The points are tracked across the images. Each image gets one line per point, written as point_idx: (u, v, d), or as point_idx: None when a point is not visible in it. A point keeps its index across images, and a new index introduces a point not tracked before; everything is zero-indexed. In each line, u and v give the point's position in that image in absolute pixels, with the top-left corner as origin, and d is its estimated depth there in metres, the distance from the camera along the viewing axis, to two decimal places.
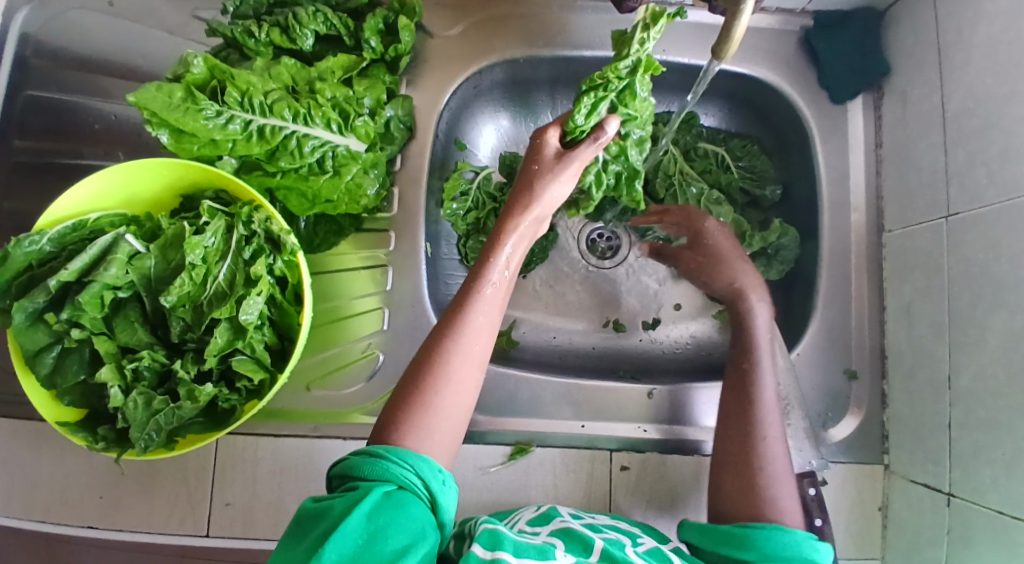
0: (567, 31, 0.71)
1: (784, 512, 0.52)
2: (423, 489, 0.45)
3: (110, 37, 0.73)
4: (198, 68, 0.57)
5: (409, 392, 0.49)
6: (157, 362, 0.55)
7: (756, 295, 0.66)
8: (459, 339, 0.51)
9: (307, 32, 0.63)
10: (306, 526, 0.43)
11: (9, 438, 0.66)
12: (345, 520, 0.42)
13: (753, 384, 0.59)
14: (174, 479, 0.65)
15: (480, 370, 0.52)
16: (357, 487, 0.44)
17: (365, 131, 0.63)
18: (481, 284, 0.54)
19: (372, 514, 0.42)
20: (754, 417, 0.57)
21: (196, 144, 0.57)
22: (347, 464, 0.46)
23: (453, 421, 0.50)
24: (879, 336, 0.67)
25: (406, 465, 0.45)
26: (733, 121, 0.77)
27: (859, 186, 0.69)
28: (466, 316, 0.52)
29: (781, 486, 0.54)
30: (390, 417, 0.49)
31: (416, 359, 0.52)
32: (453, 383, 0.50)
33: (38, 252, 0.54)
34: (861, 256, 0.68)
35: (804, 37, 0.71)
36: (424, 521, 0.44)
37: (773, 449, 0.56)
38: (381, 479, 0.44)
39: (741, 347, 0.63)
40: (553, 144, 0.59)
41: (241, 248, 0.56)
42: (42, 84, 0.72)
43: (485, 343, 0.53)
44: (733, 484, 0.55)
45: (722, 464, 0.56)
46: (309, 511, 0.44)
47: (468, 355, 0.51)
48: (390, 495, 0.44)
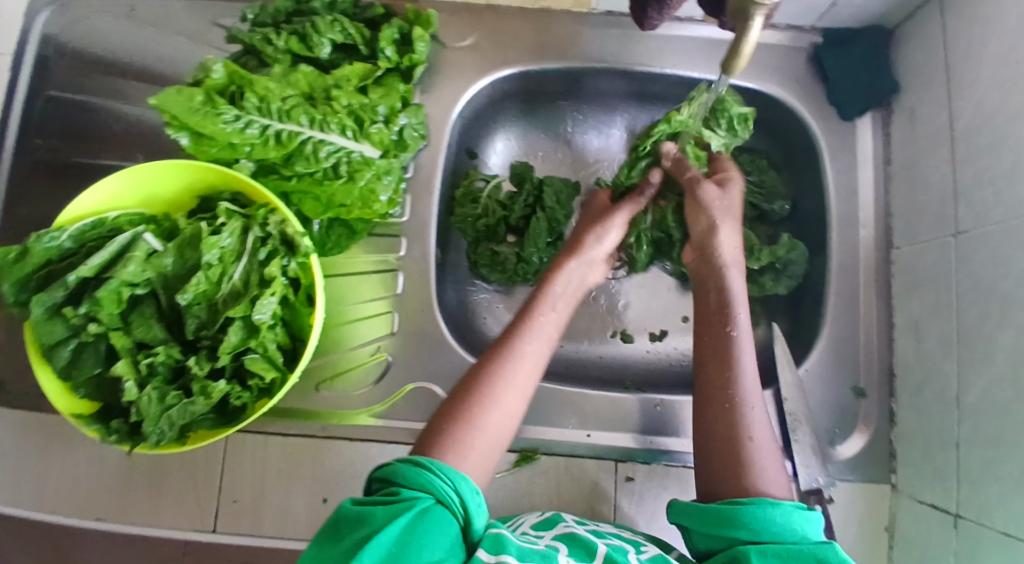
0: (579, 44, 0.72)
1: (772, 484, 0.51)
2: (460, 507, 0.46)
3: (129, 41, 0.74)
4: (218, 73, 0.58)
5: (456, 409, 0.51)
6: (172, 358, 0.56)
7: (735, 268, 0.62)
8: (511, 362, 0.54)
9: (324, 41, 0.64)
10: (342, 528, 0.44)
11: (22, 431, 0.68)
12: (383, 529, 0.42)
13: (732, 351, 0.57)
14: (183, 476, 0.66)
15: (525, 399, 0.54)
16: (398, 495, 0.45)
17: (378, 139, 0.64)
18: (533, 317, 0.59)
19: (409, 527, 0.42)
20: (736, 384, 0.56)
21: (215, 147, 0.58)
22: (390, 470, 0.47)
23: (492, 442, 0.51)
24: (887, 353, 0.67)
25: (450, 482, 0.46)
26: (744, 136, 0.77)
27: (869, 203, 0.69)
28: (517, 342, 0.56)
29: (768, 458, 0.52)
30: (434, 429, 0.51)
31: (465, 378, 0.54)
32: (500, 404, 0.52)
33: (58, 248, 0.56)
34: (870, 272, 0.68)
35: (812, 54, 0.72)
36: (454, 540, 0.44)
37: (756, 417, 0.54)
38: (421, 490, 0.45)
39: (723, 312, 0.60)
40: (606, 200, 0.71)
41: (257, 249, 0.57)
42: (62, 85, 0.75)
43: (535, 372, 0.55)
44: (717, 455, 0.53)
45: (707, 439, 0.54)
46: (349, 512, 0.45)
47: (517, 381, 0.53)
48: (428, 510, 0.44)
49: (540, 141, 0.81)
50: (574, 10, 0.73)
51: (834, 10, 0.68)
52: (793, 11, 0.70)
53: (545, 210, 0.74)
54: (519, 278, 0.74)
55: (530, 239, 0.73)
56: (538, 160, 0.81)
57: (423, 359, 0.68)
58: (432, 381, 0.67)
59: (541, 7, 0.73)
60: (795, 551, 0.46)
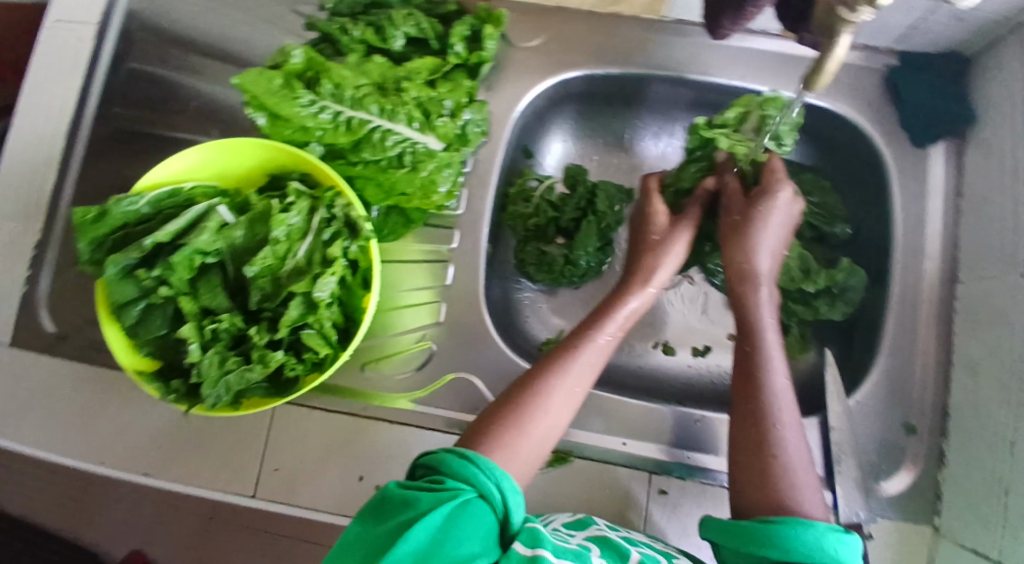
0: (647, 51, 0.72)
1: (806, 501, 0.50)
2: (500, 503, 0.47)
3: (212, 21, 0.78)
4: (297, 58, 0.61)
5: (506, 412, 0.54)
6: (235, 326, 0.58)
7: (766, 286, 0.62)
8: (566, 374, 0.56)
9: (398, 33, 0.66)
10: (386, 510, 0.46)
11: (83, 382, 0.71)
12: (426, 513, 0.44)
13: (759, 367, 0.57)
14: (230, 441, 0.69)
15: (574, 410, 0.56)
16: (442, 482, 0.46)
17: (444, 132, 0.65)
18: (597, 332, 0.60)
19: (451, 514, 0.44)
20: (763, 401, 0.55)
21: (289, 128, 0.61)
22: (436, 458, 0.49)
23: (538, 446, 0.53)
24: (942, 390, 0.65)
25: (492, 478, 0.47)
26: (807, 156, 0.77)
27: (936, 236, 0.68)
28: (573, 355, 0.58)
29: (801, 477, 0.52)
30: (483, 427, 0.53)
31: (517, 384, 0.57)
32: (549, 412, 0.54)
33: (136, 212, 0.59)
34: (931, 306, 0.67)
35: (886, 77, 0.71)
36: (493, 536, 0.45)
37: (787, 436, 0.54)
38: (465, 482, 0.47)
39: (749, 331, 0.60)
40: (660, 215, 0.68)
41: (322, 230, 0.59)
42: (145, 58, 0.79)
43: (586, 385, 0.57)
44: (744, 469, 0.53)
45: (737, 453, 0.54)
46: (394, 495, 0.46)
47: (570, 394, 0.56)
48: (469, 502, 0.45)
49: (597, 146, 0.82)
50: (643, 16, 0.73)
51: (912, 34, 0.67)
52: (870, 32, 0.68)
53: (597, 214, 0.74)
54: (565, 278, 0.75)
55: (579, 241, 0.73)
56: (593, 165, 0.82)
57: (467, 351, 0.69)
58: (473, 373, 0.68)
59: (611, 13, 0.74)
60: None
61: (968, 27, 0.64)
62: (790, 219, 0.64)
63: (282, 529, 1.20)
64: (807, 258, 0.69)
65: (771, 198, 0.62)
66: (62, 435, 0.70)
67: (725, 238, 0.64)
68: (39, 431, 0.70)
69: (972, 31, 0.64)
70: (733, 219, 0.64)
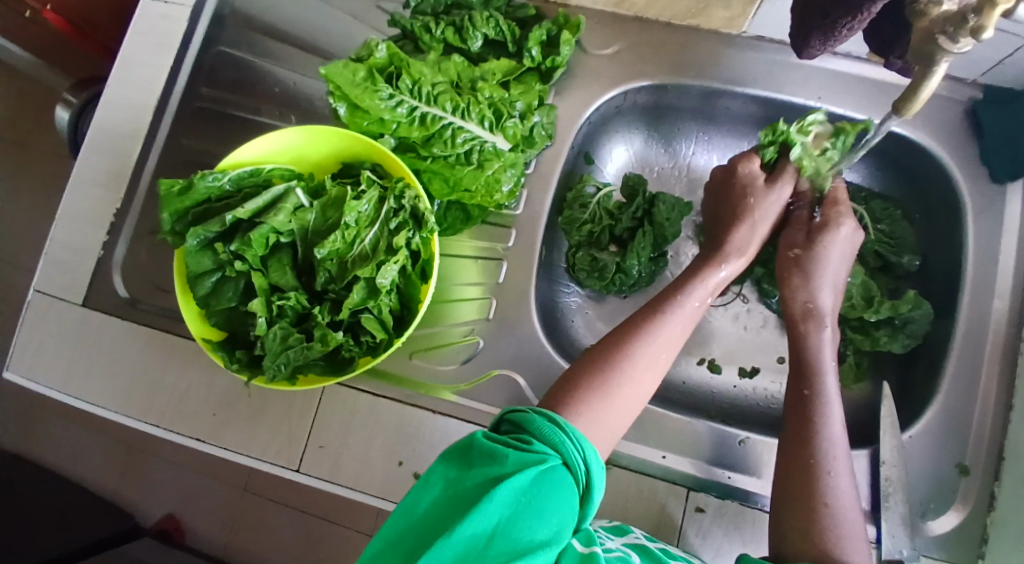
0: (721, 66, 0.72)
1: (853, 551, 0.49)
2: (583, 474, 0.47)
3: (300, 12, 0.81)
4: (381, 53, 0.63)
5: (595, 373, 0.56)
6: (300, 305, 0.61)
7: (827, 327, 0.62)
8: (652, 340, 0.59)
9: (478, 35, 0.68)
10: (474, 459, 0.45)
11: (149, 344, 0.76)
12: (515, 474, 0.43)
13: (816, 411, 0.57)
14: (280, 413, 0.71)
15: (655, 376, 0.58)
16: (529, 444, 0.46)
17: (513, 133, 0.67)
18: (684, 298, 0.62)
19: (537, 479, 0.44)
20: (817, 444, 0.55)
21: (366, 119, 0.63)
22: (523, 417, 0.49)
23: (620, 411, 0.55)
24: (1000, 434, 0.63)
25: (579, 447, 0.48)
26: (880, 182, 0.76)
27: (1008, 275, 0.65)
28: (658, 324, 0.60)
29: (850, 523, 0.51)
30: (572, 386, 0.55)
31: (602, 347, 0.59)
32: (636, 375, 0.56)
33: (219, 188, 0.62)
34: (997, 347, 0.64)
35: (970, 108, 0.69)
36: (570, 507, 0.45)
37: (838, 484, 0.53)
38: (552, 448, 0.47)
39: (804, 372, 0.60)
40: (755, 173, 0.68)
41: (389, 219, 0.61)
42: (234, 43, 0.83)
43: (669, 355, 0.59)
44: (794, 517, 0.52)
45: (784, 498, 0.53)
46: (481, 446, 0.46)
47: (654, 358, 0.58)
48: (555, 468, 0.45)
49: (658, 156, 0.82)
50: (723, 30, 0.72)
51: (1000, 69, 0.65)
52: (957, 62, 0.67)
53: (653, 224, 0.75)
54: (615, 286, 0.75)
55: (632, 250, 0.74)
56: (653, 176, 0.82)
57: (515, 348, 0.70)
58: (515, 370, 0.69)
59: (689, 26, 0.73)
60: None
61: None
62: (852, 250, 0.66)
63: (312, 507, 1.23)
64: (872, 287, 0.70)
65: (832, 233, 0.65)
66: (128, 392, 0.74)
67: (782, 276, 0.66)
68: (107, 388, 0.75)
69: None
70: (791, 254, 0.66)
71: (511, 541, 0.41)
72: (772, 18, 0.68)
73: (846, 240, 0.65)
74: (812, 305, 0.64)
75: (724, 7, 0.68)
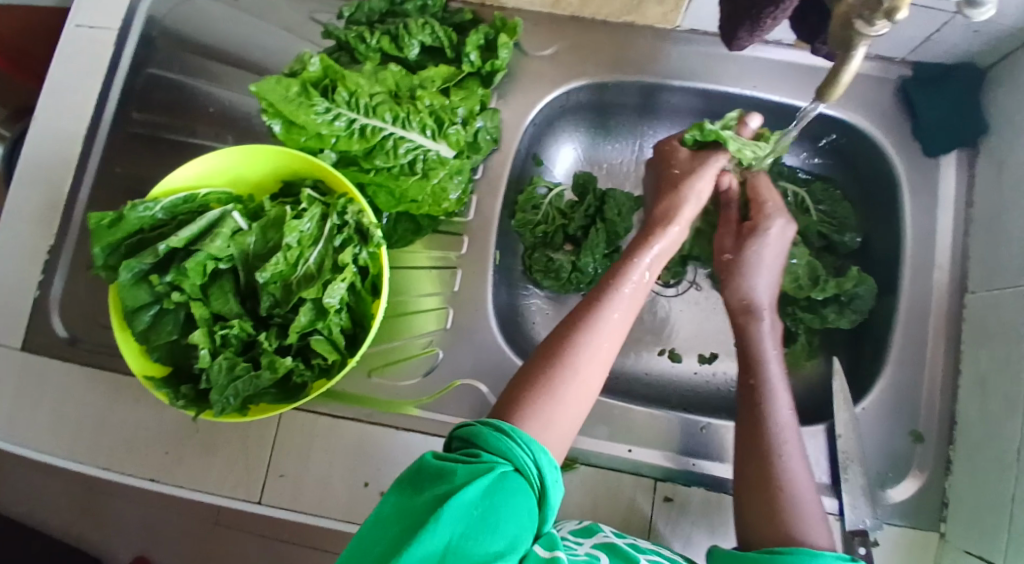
0: (660, 62, 0.73)
1: (813, 532, 0.51)
2: (536, 479, 0.46)
3: (231, 28, 0.79)
4: (314, 66, 0.61)
5: (536, 381, 0.52)
6: (245, 332, 0.59)
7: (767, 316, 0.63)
8: (593, 333, 0.55)
9: (414, 42, 0.66)
10: (423, 482, 0.45)
11: (93, 384, 0.72)
12: (465, 487, 0.42)
13: (763, 397, 0.58)
14: (236, 444, 0.69)
15: (604, 367, 0.54)
16: (477, 457, 0.45)
17: (456, 139, 0.66)
18: (620, 283, 0.59)
19: (489, 489, 0.43)
20: (768, 429, 0.56)
21: (304, 135, 0.61)
22: (471, 431, 0.47)
23: (569, 412, 0.52)
24: (950, 401, 0.65)
25: (528, 452, 0.46)
26: (819, 166, 0.78)
27: (945, 246, 0.68)
28: (596, 317, 0.56)
29: (808, 505, 0.52)
30: (514, 402, 0.51)
31: (542, 350, 0.55)
32: (581, 376, 0.53)
33: (151, 218, 0.59)
34: (940, 316, 0.67)
35: (900, 87, 0.71)
36: (528, 512, 0.44)
37: (791, 466, 0.54)
38: (501, 456, 0.46)
39: (749, 364, 0.61)
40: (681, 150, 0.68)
41: (333, 236, 0.60)
42: (164, 64, 0.79)
43: (613, 345, 0.56)
44: (757, 506, 0.53)
45: (746, 486, 0.54)
46: (429, 467, 0.45)
47: (598, 353, 0.54)
48: (507, 476, 0.44)
49: (606, 153, 0.82)
50: (658, 26, 0.73)
51: (929, 45, 0.67)
52: (886, 42, 0.68)
53: (605, 221, 0.75)
54: (572, 286, 0.75)
55: (587, 248, 0.74)
56: (602, 172, 0.82)
57: (475, 356, 0.69)
58: (478, 379, 0.69)
59: (626, 23, 0.74)
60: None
61: (984, 38, 0.64)
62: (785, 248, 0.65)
63: (284, 534, 1.19)
64: (817, 267, 0.71)
65: (761, 233, 0.64)
66: (72, 436, 0.71)
67: (722, 277, 0.66)
68: (50, 434, 0.71)
69: (988, 42, 0.64)
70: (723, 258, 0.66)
71: (465, 558, 0.40)
72: (705, 11, 0.69)
73: (779, 232, 0.64)
74: (748, 301, 0.64)
75: (657, 3, 0.69)
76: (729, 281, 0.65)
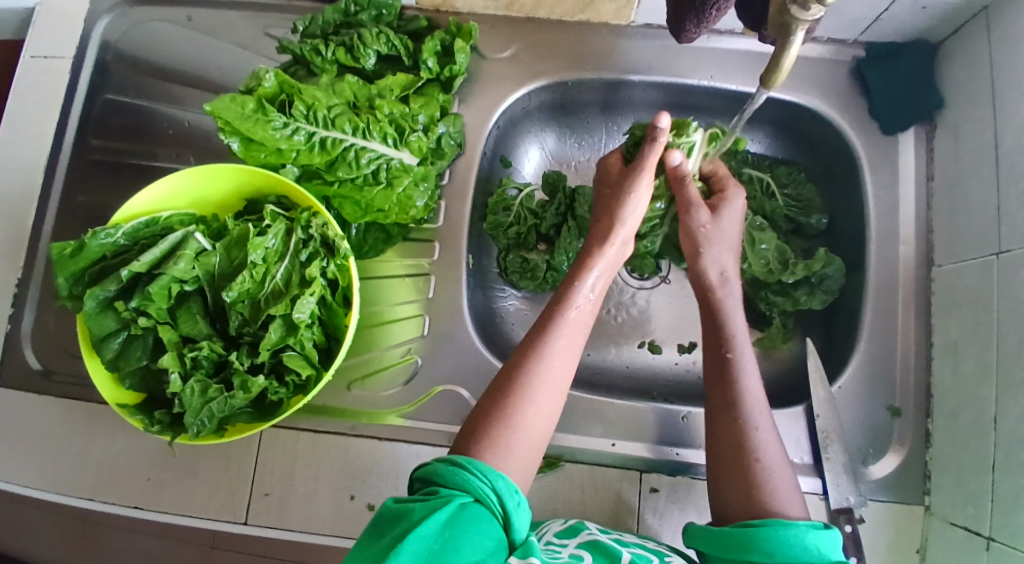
0: (618, 57, 0.73)
1: (786, 504, 0.51)
2: (499, 506, 0.46)
3: (185, 48, 0.78)
4: (269, 81, 0.61)
5: (491, 411, 0.52)
6: (215, 353, 0.59)
7: (734, 289, 0.63)
8: (543, 360, 0.54)
9: (370, 52, 0.67)
10: (383, 525, 0.44)
11: (70, 415, 0.71)
12: (423, 523, 0.43)
13: (732, 372, 0.58)
14: (218, 466, 0.68)
15: (560, 394, 0.55)
16: (437, 493, 0.45)
17: (418, 146, 0.66)
18: (567, 306, 0.59)
19: (449, 521, 0.43)
20: (740, 406, 0.56)
21: (263, 152, 0.61)
22: (429, 470, 0.48)
23: (528, 440, 0.51)
24: (925, 373, 0.66)
25: (487, 480, 0.46)
26: (781, 150, 0.78)
27: (910, 220, 0.68)
28: (545, 342, 0.56)
29: (779, 480, 0.52)
30: (470, 435, 0.51)
31: (497, 379, 0.55)
32: (536, 404, 0.53)
33: (113, 244, 0.59)
34: (910, 289, 0.67)
35: (855, 68, 0.72)
36: (494, 539, 0.44)
37: (765, 438, 0.54)
38: (460, 489, 0.46)
39: (720, 336, 0.60)
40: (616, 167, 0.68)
41: (299, 251, 0.59)
42: (121, 88, 0.79)
43: (566, 368, 0.56)
44: (731, 483, 0.53)
45: (719, 464, 0.54)
46: (388, 511, 0.45)
47: (551, 378, 0.54)
48: (467, 507, 0.44)
49: (573, 150, 0.82)
50: (613, 22, 0.74)
51: (878, 25, 0.68)
52: (837, 26, 0.69)
53: (577, 219, 0.75)
54: (549, 285, 0.75)
55: (560, 247, 0.75)
56: (571, 170, 0.82)
57: (453, 361, 0.69)
58: (458, 384, 0.69)
59: (581, 21, 0.74)
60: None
61: (931, 14, 0.65)
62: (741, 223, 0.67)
63: None
64: (786, 251, 0.71)
65: (728, 203, 0.66)
66: (52, 471, 0.70)
67: (693, 250, 0.65)
68: (30, 469, 0.70)
69: (935, 18, 0.65)
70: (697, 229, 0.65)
71: None
72: (656, 7, 0.70)
73: (739, 208, 0.66)
74: (722, 273, 0.64)
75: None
76: (706, 251, 0.64)
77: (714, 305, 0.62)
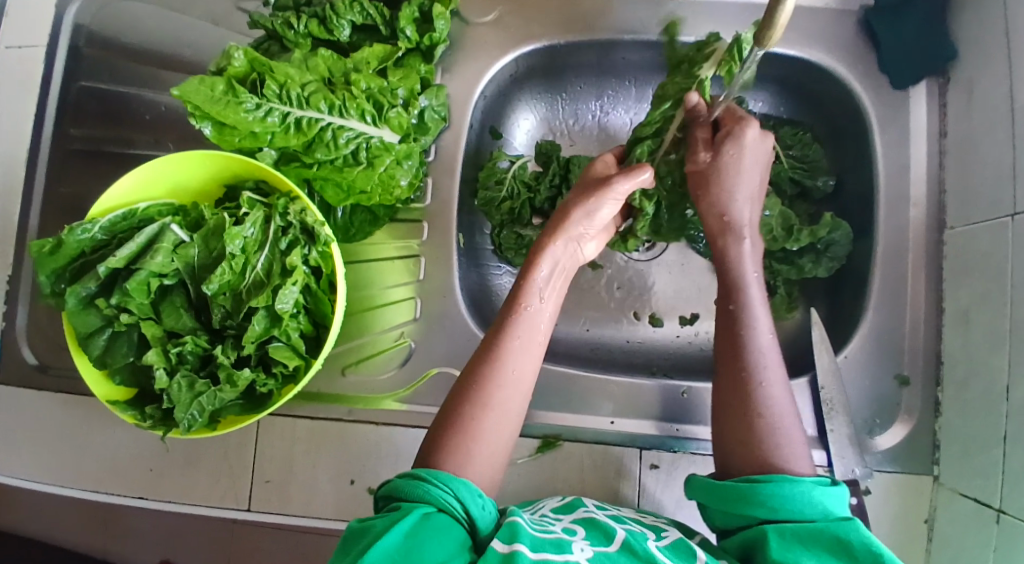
0: (610, 17, 0.69)
1: (794, 459, 0.50)
2: (462, 512, 0.47)
3: (159, 28, 0.75)
4: (238, 60, 0.58)
5: (451, 418, 0.52)
6: (200, 347, 0.58)
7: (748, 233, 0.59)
8: (501, 365, 0.54)
9: (344, 22, 0.63)
10: (350, 544, 0.46)
11: (68, 409, 0.71)
12: (384, 537, 0.44)
13: (743, 324, 0.55)
14: (218, 455, 0.68)
15: (523, 398, 0.54)
16: (398, 507, 0.47)
17: (398, 123, 0.63)
18: (522, 306, 0.57)
19: (409, 531, 0.44)
20: (747, 358, 0.54)
21: (237, 135, 0.58)
22: (392, 486, 0.49)
23: (492, 446, 0.52)
24: (935, 341, 0.63)
25: (448, 489, 0.47)
26: (786, 109, 0.74)
27: (920, 180, 0.65)
28: (506, 340, 0.55)
29: (787, 433, 0.51)
30: (446, 419, 0.52)
31: (467, 369, 0.55)
32: (509, 384, 0.53)
33: (91, 239, 0.57)
34: (919, 254, 0.64)
35: (862, 18, 0.67)
36: (458, 543, 0.45)
37: (773, 393, 0.52)
38: (422, 500, 0.47)
39: (728, 285, 0.57)
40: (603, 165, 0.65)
41: (278, 239, 0.57)
42: (96, 74, 0.75)
43: (531, 370, 0.55)
44: (730, 434, 0.52)
45: (724, 414, 0.53)
46: (354, 530, 0.46)
47: (510, 384, 0.53)
48: (428, 516, 0.46)
49: (565, 119, 0.78)
50: None
51: None
52: None
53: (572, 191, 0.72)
54: None
55: None
56: (565, 141, 0.78)
57: (446, 342, 0.68)
58: (455, 366, 0.67)
59: None
60: (813, 530, 0.45)
61: None
62: (766, 168, 0.61)
63: None
64: (790, 217, 0.68)
65: (733, 143, 0.58)
66: (54, 464, 0.70)
67: (697, 189, 0.61)
68: (34, 464, 0.70)
69: None
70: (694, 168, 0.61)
71: None
72: None
73: (750, 148, 0.59)
74: (726, 216, 0.59)
75: None
76: (707, 189, 0.60)
77: (720, 249, 0.59)
